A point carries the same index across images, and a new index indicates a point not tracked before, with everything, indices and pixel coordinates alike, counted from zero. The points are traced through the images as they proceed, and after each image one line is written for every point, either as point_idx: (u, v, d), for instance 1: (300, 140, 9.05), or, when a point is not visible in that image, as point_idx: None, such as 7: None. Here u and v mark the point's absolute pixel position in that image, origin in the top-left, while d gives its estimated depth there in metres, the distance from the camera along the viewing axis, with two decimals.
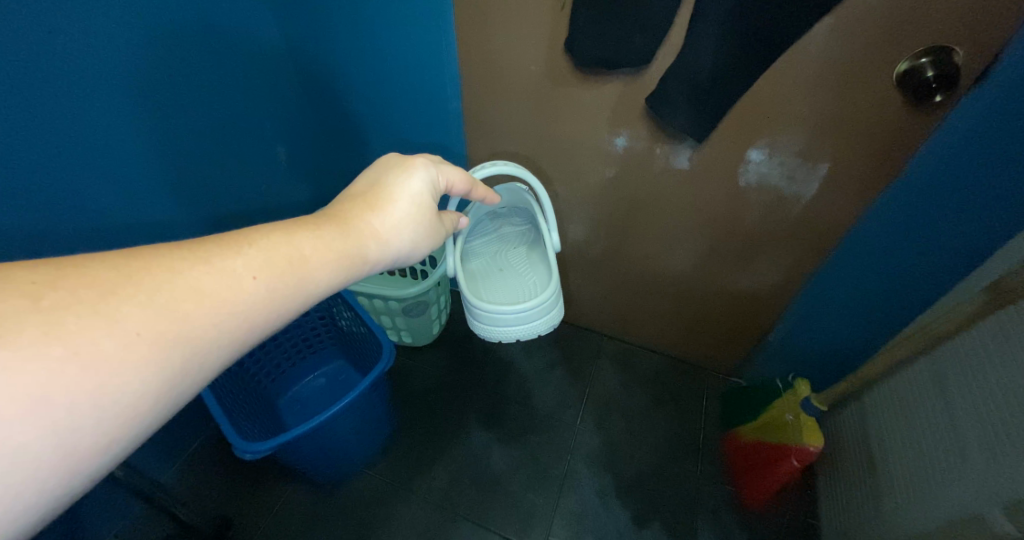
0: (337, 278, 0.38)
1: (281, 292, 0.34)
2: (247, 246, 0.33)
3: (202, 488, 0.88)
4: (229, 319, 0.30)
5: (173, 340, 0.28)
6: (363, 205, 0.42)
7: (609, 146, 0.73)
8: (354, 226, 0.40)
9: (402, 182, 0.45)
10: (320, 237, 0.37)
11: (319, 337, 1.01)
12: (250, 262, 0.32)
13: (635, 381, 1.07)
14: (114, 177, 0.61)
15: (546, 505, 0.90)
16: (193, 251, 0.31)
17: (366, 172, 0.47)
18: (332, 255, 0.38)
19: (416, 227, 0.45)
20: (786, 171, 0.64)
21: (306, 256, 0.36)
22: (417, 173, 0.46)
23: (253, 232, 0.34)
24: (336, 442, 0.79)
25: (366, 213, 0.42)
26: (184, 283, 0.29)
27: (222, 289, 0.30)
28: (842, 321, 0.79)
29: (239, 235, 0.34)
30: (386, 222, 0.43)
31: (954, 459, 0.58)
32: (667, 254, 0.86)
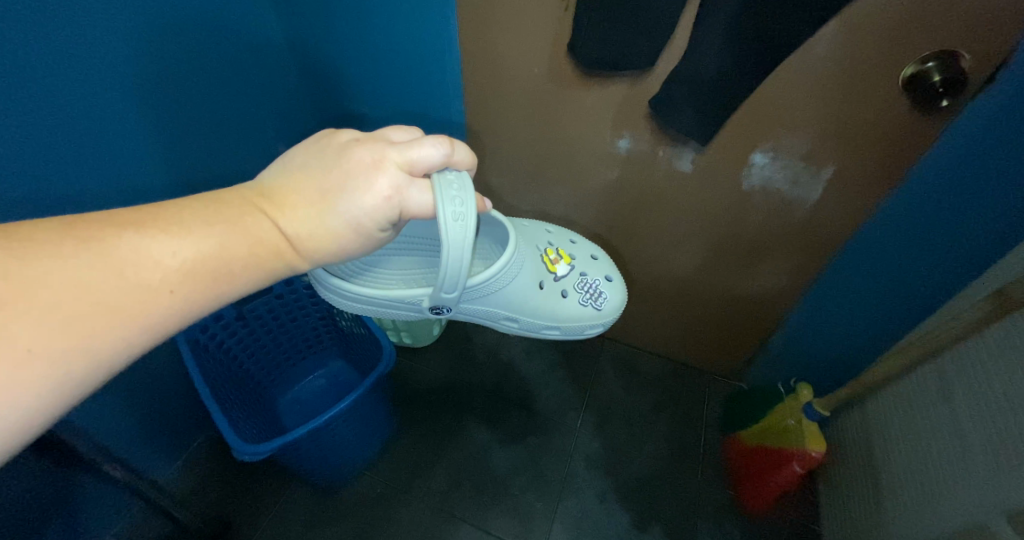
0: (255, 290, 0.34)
1: (201, 304, 0.31)
2: (170, 254, 0.29)
3: (201, 487, 0.89)
4: (144, 332, 0.28)
5: (81, 354, 0.25)
6: (298, 212, 0.36)
7: (612, 148, 0.73)
8: (278, 243, 0.35)
9: (354, 194, 0.36)
10: (250, 250, 0.33)
11: (319, 338, 1.00)
12: (170, 274, 0.28)
13: (636, 383, 1.06)
14: (114, 176, 0.60)
15: (546, 507, 0.90)
16: (115, 251, 0.27)
17: (328, 154, 0.39)
18: (255, 269, 0.33)
19: (355, 245, 0.38)
20: (789, 174, 0.63)
21: (232, 267, 0.32)
22: (373, 193, 0.37)
23: (175, 228, 0.30)
24: (336, 445, 0.79)
25: (292, 219, 0.35)
26: (90, 293, 0.25)
27: (135, 302, 0.27)
28: (845, 326, 0.79)
29: (159, 231, 0.29)
30: (318, 240, 0.36)
31: (958, 466, 0.58)
32: (669, 257, 0.85)
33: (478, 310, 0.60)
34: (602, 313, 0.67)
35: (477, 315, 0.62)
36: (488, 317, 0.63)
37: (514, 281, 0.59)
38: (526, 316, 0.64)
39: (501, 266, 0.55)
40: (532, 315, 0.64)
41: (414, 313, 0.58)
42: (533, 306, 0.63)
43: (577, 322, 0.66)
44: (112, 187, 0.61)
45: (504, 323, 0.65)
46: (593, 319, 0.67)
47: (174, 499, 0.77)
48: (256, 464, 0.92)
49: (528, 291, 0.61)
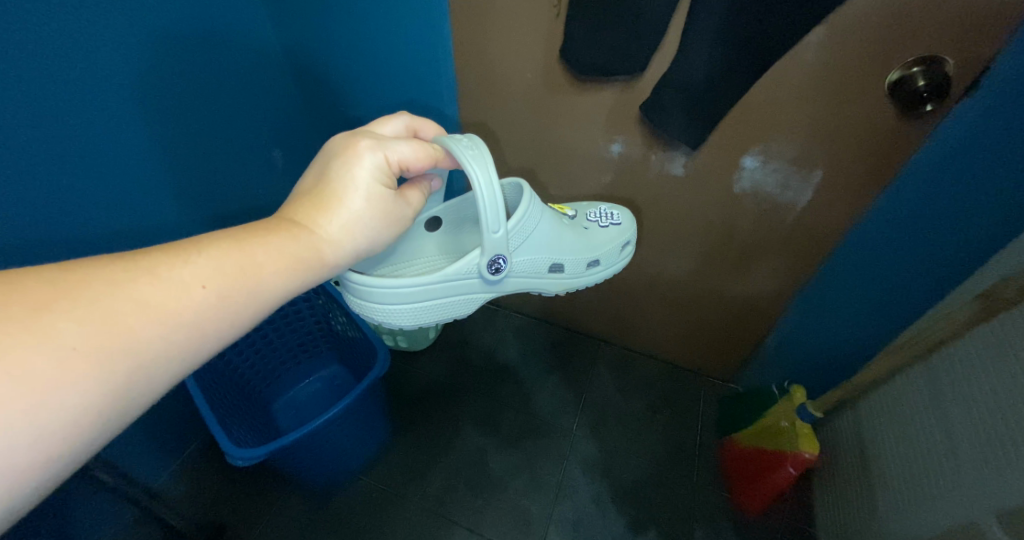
0: (292, 286, 0.38)
1: (232, 299, 0.33)
2: (194, 255, 0.32)
3: (194, 496, 0.88)
4: (178, 330, 0.30)
5: (119, 354, 0.28)
6: (311, 206, 0.41)
7: (605, 152, 0.73)
8: (303, 231, 0.39)
9: (350, 169, 0.42)
10: (272, 245, 0.36)
11: (314, 342, 1.00)
12: (198, 272, 0.32)
13: (632, 386, 1.07)
14: (109, 206, 0.62)
15: (541, 511, 0.90)
16: (143, 263, 0.30)
17: (314, 163, 0.45)
18: (285, 260, 0.37)
19: (373, 215, 0.43)
20: (780, 179, 0.64)
21: (259, 266, 0.35)
22: (363, 160, 0.42)
23: (197, 245, 0.33)
24: (331, 448, 0.79)
25: (313, 215, 0.40)
26: (125, 295, 0.29)
27: (168, 300, 0.30)
28: (838, 329, 0.79)
29: (184, 247, 0.33)
30: (337, 221, 0.41)
31: (947, 471, 0.58)
32: (663, 260, 0.86)
33: (528, 264, 0.60)
34: (621, 226, 0.71)
35: (529, 276, 0.62)
36: (538, 275, 0.63)
37: (542, 224, 0.59)
38: (568, 259, 0.64)
39: (528, 202, 0.57)
40: (574, 257, 0.65)
41: (474, 289, 0.58)
42: (570, 246, 0.64)
43: (610, 245, 0.68)
44: (109, 197, 0.61)
45: (553, 278, 0.65)
46: (619, 236, 0.70)
47: (166, 506, 0.76)
48: (250, 471, 0.92)
49: (559, 228, 0.63)
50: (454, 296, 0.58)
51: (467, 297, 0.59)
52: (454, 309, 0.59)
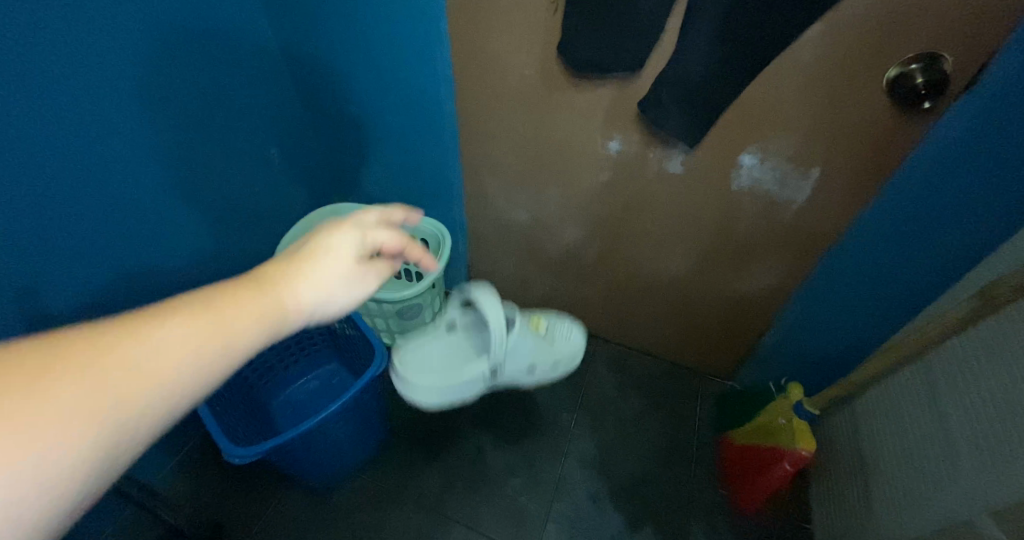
0: (252, 348, 0.30)
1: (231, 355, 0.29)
2: (175, 315, 0.27)
3: (192, 494, 0.88)
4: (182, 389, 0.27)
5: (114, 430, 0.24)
6: (274, 265, 0.35)
7: (603, 150, 0.73)
8: (269, 284, 0.33)
9: (329, 233, 0.38)
10: (255, 303, 0.31)
11: (312, 340, 1.00)
12: (183, 334, 0.27)
13: (629, 383, 1.07)
14: (103, 203, 0.61)
15: (539, 508, 0.90)
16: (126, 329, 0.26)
17: None
18: (258, 317, 0.31)
19: (347, 281, 0.37)
20: (777, 177, 0.64)
21: (242, 322, 0.30)
22: (346, 228, 0.39)
23: (172, 306, 0.28)
24: (328, 446, 0.79)
25: (277, 270, 0.34)
26: (112, 369, 0.24)
27: (164, 366, 0.26)
28: (834, 325, 0.79)
29: (158, 307, 0.27)
30: (304, 278, 0.34)
31: (942, 467, 0.58)
32: (660, 257, 0.86)
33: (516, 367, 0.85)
34: (577, 343, 0.93)
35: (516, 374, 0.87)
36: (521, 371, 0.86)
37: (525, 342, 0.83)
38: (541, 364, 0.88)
39: (521, 325, 0.85)
40: (544, 360, 0.88)
41: (478, 385, 0.85)
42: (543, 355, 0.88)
43: (569, 354, 0.91)
44: (105, 193, 0.61)
45: (529, 375, 0.88)
46: (577, 349, 0.92)
47: (163, 501, 0.76)
48: (248, 468, 0.92)
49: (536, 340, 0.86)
50: (465, 390, 0.84)
51: (476, 390, 0.85)
52: (464, 396, 0.81)
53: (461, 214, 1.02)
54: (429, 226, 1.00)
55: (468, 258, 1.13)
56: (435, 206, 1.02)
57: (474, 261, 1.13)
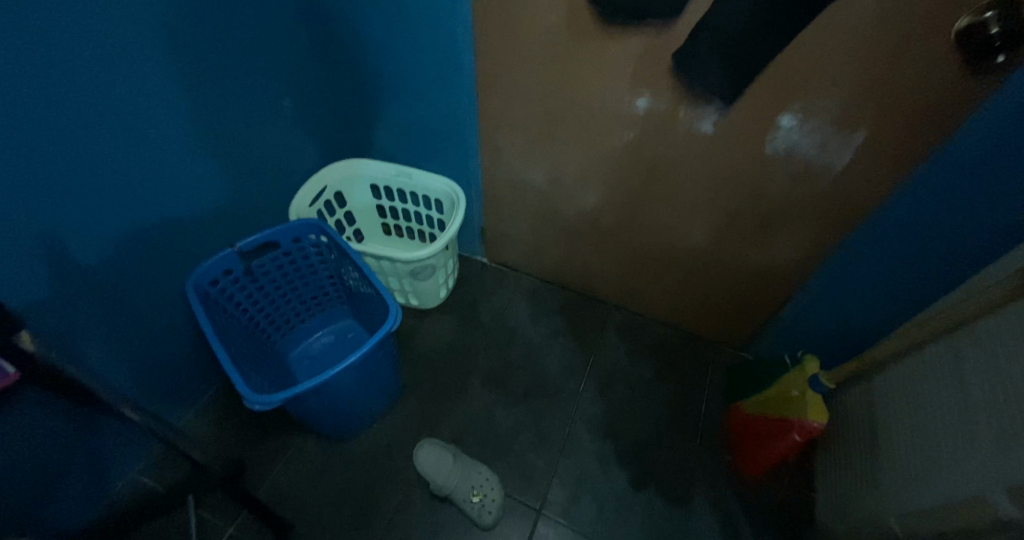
0: None
1: None
2: None
3: (213, 435, 0.92)
4: None
5: None
6: None
7: (630, 107, 0.70)
8: None
9: None
10: None
11: (327, 296, 1.02)
12: None
13: (640, 351, 1.07)
14: (116, 147, 0.60)
15: (545, 466, 0.92)
16: None
17: None
18: None
19: None
20: (818, 139, 0.60)
21: None
22: None
23: None
24: (342, 397, 0.80)
25: None
26: None
27: None
28: (855, 300, 0.78)
29: None
30: None
31: (958, 443, 0.57)
32: (682, 224, 0.83)
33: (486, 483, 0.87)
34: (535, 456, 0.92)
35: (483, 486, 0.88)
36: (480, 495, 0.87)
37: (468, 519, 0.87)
38: None
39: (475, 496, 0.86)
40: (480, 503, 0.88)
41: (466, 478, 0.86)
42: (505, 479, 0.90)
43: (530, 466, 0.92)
44: (120, 134, 0.60)
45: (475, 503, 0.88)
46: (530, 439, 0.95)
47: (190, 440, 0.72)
48: (266, 415, 0.95)
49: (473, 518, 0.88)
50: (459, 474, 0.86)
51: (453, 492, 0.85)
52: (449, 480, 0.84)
53: (478, 174, 1.00)
54: (445, 188, 1.00)
55: (484, 220, 1.12)
56: (455, 164, 1.00)
57: (489, 223, 1.12)
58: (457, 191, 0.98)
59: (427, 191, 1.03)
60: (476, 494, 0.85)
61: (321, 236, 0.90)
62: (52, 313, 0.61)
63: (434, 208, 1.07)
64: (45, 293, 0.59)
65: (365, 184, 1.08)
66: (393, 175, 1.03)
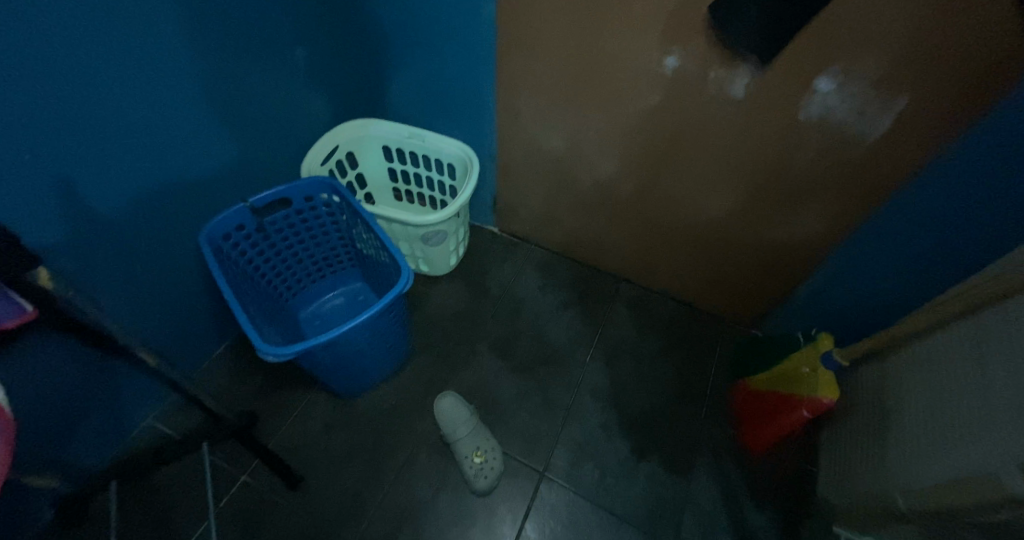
0: None
1: None
2: None
3: (226, 387, 0.94)
4: None
5: None
6: None
7: (657, 68, 0.67)
8: None
9: None
10: None
11: (338, 258, 1.02)
12: None
13: (649, 325, 1.07)
14: (133, 93, 0.60)
15: (550, 431, 0.93)
16: None
17: None
18: None
19: None
20: (856, 105, 0.58)
21: None
22: None
23: None
24: (353, 354, 0.81)
25: None
26: None
27: None
28: (875, 277, 0.76)
29: None
30: None
31: (971, 421, 0.57)
32: (702, 196, 0.82)
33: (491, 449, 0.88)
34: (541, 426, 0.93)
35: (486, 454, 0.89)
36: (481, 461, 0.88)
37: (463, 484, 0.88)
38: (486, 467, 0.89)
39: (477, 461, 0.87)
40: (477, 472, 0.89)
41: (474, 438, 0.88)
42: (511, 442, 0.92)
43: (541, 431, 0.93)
44: (135, 80, 0.59)
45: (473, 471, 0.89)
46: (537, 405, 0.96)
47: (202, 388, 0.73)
48: (278, 371, 0.97)
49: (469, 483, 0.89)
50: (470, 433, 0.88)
51: (460, 447, 0.87)
52: (459, 434, 0.87)
53: (493, 137, 0.99)
54: (458, 152, 0.99)
55: (497, 187, 1.11)
56: (471, 125, 0.98)
57: (502, 191, 1.11)
58: (470, 155, 0.97)
59: (439, 155, 1.02)
60: (478, 454, 0.86)
61: (333, 196, 0.90)
62: (70, 256, 0.61)
63: (446, 173, 1.06)
64: (63, 235, 0.59)
65: (377, 146, 1.06)
66: (406, 136, 1.02)
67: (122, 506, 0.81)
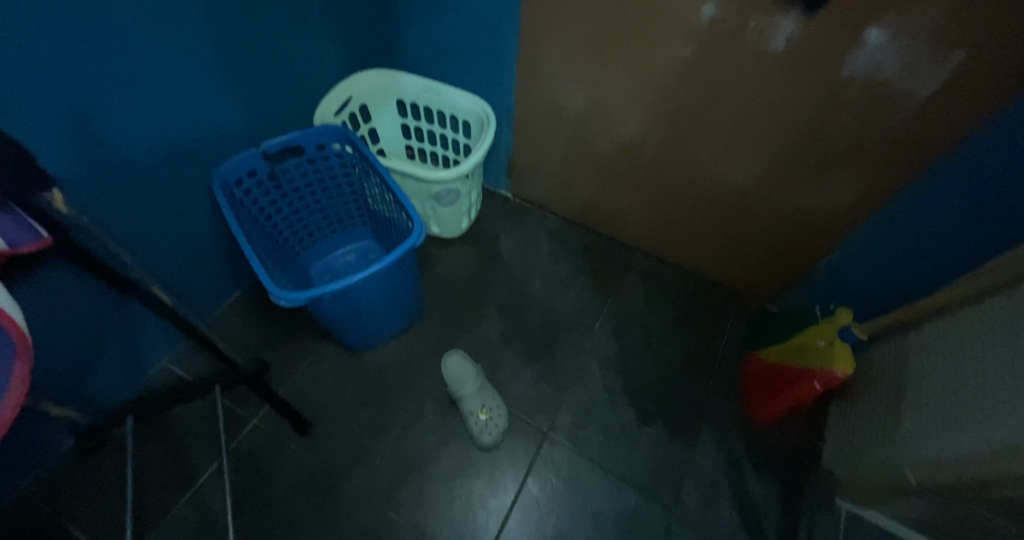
0: None
1: None
2: None
3: (238, 334, 0.96)
4: None
5: None
6: None
7: (693, 16, 0.63)
8: None
9: None
10: None
11: (350, 213, 1.01)
12: None
13: (660, 296, 1.06)
14: (147, 25, 0.57)
15: (555, 393, 0.94)
16: None
17: None
18: None
19: None
20: (906, 61, 0.54)
21: None
22: None
23: None
24: (364, 307, 0.81)
25: None
26: None
27: None
28: (911, 250, 0.74)
29: None
30: None
31: (981, 398, 0.55)
32: (728, 160, 0.79)
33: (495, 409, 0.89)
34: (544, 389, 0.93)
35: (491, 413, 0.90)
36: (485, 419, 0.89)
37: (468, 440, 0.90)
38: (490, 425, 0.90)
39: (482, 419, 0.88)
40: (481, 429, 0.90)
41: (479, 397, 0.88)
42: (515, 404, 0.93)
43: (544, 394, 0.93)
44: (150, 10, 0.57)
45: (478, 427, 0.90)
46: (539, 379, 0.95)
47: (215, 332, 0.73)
48: (289, 322, 0.98)
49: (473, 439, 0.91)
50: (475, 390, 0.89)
51: (465, 403, 0.88)
52: (464, 391, 0.87)
53: (512, 93, 0.95)
54: (475, 107, 0.96)
55: (513, 148, 1.08)
56: (490, 81, 0.95)
57: (518, 153, 1.08)
58: (487, 113, 0.94)
59: (456, 111, 0.99)
60: (483, 412, 0.87)
61: (346, 146, 0.88)
62: (83, 191, 0.61)
63: (461, 131, 1.03)
64: (78, 168, 0.59)
65: (392, 100, 1.04)
66: (422, 90, 0.99)
67: (138, 441, 0.84)
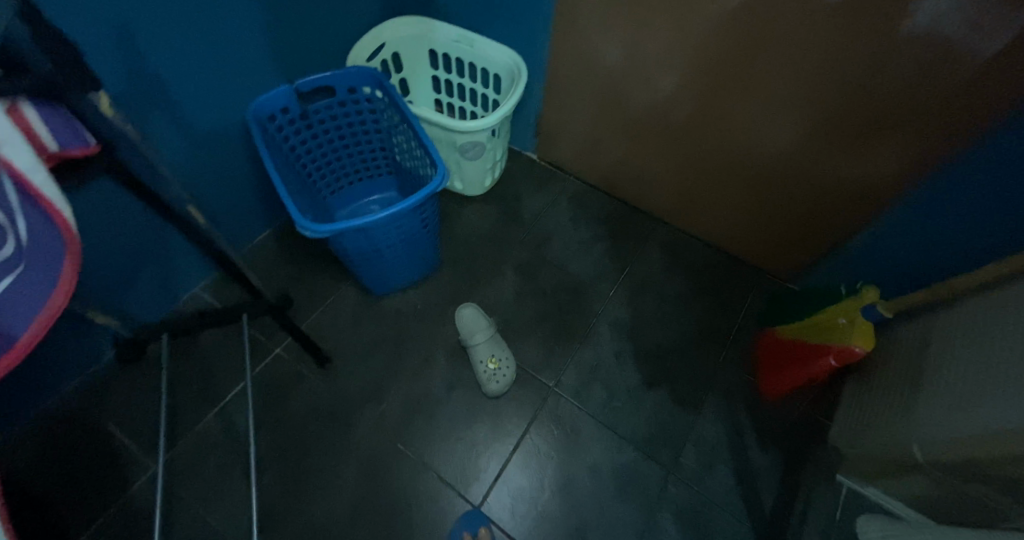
0: None
1: None
2: None
3: (262, 270, 0.99)
4: None
5: None
6: None
7: None
8: None
9: None
10: None
11: (376, 161, 1.01)
12: None
13: (679, 267, 1.04)
14: None
15: (565, 351, 0.95)
16: None
17: None
18: None
19: None
20: (972, 16, 0.50)
21: None
22: None
23: None
24: (385, 252, 0.82)
25: None
26: None
27: None
28: (953, 230, 0.71)
29: None
30: None
31: (1004, 378, 0.54)
32: (766, 126, 0.75)
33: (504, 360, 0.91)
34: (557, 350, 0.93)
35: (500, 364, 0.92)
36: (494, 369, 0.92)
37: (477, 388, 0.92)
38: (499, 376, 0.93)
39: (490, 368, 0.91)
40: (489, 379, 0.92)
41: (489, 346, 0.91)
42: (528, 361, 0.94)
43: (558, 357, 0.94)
44: None
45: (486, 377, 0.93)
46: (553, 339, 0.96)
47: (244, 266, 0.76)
48: (311, 263, 1.01)
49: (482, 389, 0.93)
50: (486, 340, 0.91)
51: (474, 351, 0.90)
52: (475, 339, 0.90)
53: (546, 48, 0.92)
54: (507, 59, 0.93)
55: (542, 106, 1.06)
56: (522, 33, 0.92)
57: (546, 111, 1.06)
58: (519, 66, 0.92)
59: (487, 63, 0.97)
60: (492, 361, 0.89)
61: (376, 91, 0.87)
62: (124, 107, 0.63)
63: (490, 85, 1.02)
64: (121, 85, 0.60)
65: (422, 50, 1.02)
66: (453, 41, 0.97)
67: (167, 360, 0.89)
